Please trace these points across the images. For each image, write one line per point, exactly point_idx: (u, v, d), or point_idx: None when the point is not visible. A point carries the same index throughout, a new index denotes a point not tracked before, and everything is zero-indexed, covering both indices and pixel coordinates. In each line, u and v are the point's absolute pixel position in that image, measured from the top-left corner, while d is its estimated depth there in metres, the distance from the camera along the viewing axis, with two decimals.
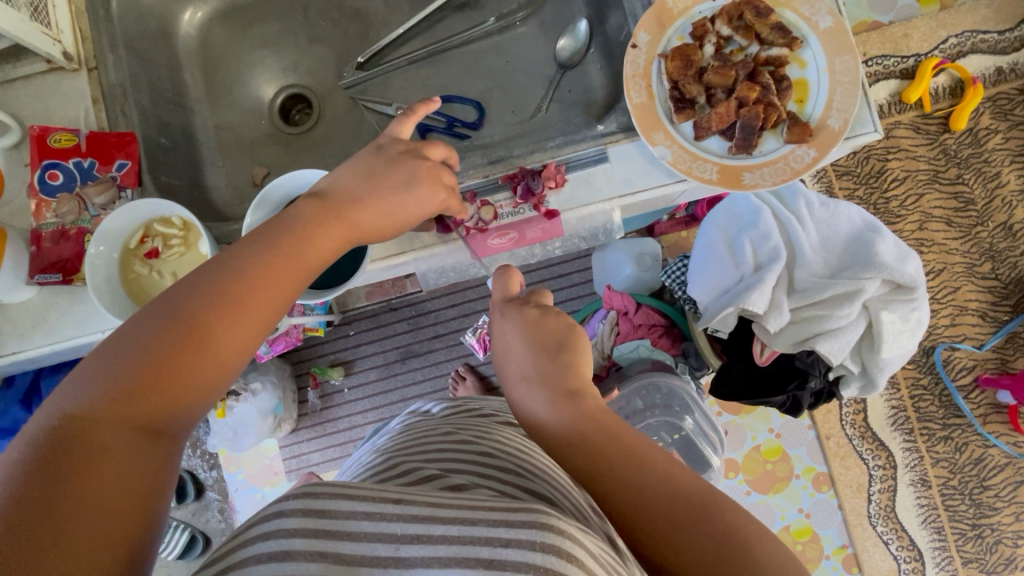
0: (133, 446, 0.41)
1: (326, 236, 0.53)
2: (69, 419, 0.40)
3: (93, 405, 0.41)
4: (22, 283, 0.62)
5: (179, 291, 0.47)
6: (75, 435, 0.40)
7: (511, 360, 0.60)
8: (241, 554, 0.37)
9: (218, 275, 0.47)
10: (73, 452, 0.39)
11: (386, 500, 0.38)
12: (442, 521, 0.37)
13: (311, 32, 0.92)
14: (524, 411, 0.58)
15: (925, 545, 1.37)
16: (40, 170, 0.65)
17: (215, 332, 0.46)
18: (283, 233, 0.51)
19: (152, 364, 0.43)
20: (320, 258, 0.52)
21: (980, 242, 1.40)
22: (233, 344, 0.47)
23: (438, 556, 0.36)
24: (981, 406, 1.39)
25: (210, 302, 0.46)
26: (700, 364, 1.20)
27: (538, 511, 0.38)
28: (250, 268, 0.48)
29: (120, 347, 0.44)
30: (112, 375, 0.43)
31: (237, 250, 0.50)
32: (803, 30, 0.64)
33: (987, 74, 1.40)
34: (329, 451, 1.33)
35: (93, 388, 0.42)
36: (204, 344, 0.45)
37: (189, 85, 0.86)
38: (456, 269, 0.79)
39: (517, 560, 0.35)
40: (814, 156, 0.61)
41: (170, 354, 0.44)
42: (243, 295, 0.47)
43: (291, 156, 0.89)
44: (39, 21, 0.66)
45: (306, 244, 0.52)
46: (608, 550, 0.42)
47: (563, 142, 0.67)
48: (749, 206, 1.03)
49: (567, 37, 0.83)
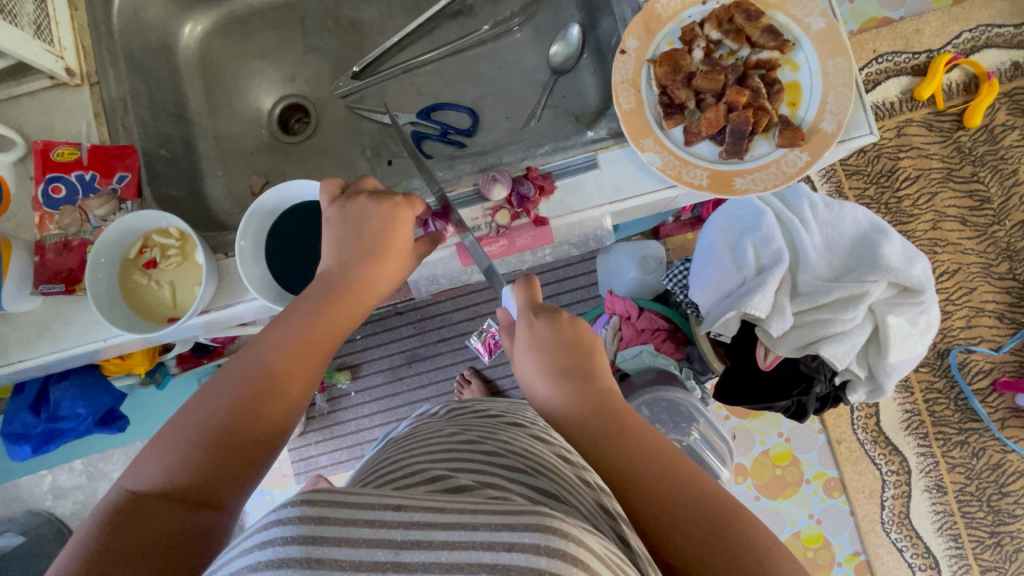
0: (180, 515, 0.45)
1: (337, 308, 0.57)
2: (133, 494, 0.46)
3: (153, 481, 0.47)
4: (27, 294, 0.64)
5: (228, 371, 0.53)
6: (137, 507, 0.45)
7: (539, 367, 0.59)
8: (236, 566, 0.33)
9: (250, 362, 0.53)
10: (139, 517, 0.44)
11: (386, 506, 0.34)
12: (443, 527, 0.33)
13: (308, 42, 0.94)
14: (551, 411, 0.59)
15: (941, 553, 1.33)
16: (44, 184, 0.67)
17: (262, 405, 0.51)
18: (314, 305, 0.56)
19: (205, 433, 0.49)
20: (329, 336, 0.56)
21: (997, 242, 1.36)
22: (278, 418, 0.52)
23: (440, 562, 0.31)
24: (998, 410, 1.35)
25: (253, 382, 0.52)
26: (705, 368, 1.19)
27: (541, 513, 0.33)
28: (285, 350, 0.54)
29: (180, 421, 0.50)
30: (171, 453, 0.48)
31: (264, 333, 0.55)
32: (794, 32, 0.63)
33: (1002, 69, 1.36)
34: (336, 454, 1.35)
35: (156, 459, 0.48)
36: (250, 423, 0.50)
37: (190, 97, 0.88)
38: (447, 275, 0.81)
39: (520, 565, 0.31)
40: (807, 160, 0.60)
41: (218, 433, 0.49)
42: (278, 376, 0.53)
43: (288, 164, 0.91)
44: (42, 38, 0.68)
45: (330, 323, 0.57)
46: (614, 551, 0.38)
47: (552, 149, 0.68)
48: (752, 208, 1.01)
49: (559, 43, 0.84)
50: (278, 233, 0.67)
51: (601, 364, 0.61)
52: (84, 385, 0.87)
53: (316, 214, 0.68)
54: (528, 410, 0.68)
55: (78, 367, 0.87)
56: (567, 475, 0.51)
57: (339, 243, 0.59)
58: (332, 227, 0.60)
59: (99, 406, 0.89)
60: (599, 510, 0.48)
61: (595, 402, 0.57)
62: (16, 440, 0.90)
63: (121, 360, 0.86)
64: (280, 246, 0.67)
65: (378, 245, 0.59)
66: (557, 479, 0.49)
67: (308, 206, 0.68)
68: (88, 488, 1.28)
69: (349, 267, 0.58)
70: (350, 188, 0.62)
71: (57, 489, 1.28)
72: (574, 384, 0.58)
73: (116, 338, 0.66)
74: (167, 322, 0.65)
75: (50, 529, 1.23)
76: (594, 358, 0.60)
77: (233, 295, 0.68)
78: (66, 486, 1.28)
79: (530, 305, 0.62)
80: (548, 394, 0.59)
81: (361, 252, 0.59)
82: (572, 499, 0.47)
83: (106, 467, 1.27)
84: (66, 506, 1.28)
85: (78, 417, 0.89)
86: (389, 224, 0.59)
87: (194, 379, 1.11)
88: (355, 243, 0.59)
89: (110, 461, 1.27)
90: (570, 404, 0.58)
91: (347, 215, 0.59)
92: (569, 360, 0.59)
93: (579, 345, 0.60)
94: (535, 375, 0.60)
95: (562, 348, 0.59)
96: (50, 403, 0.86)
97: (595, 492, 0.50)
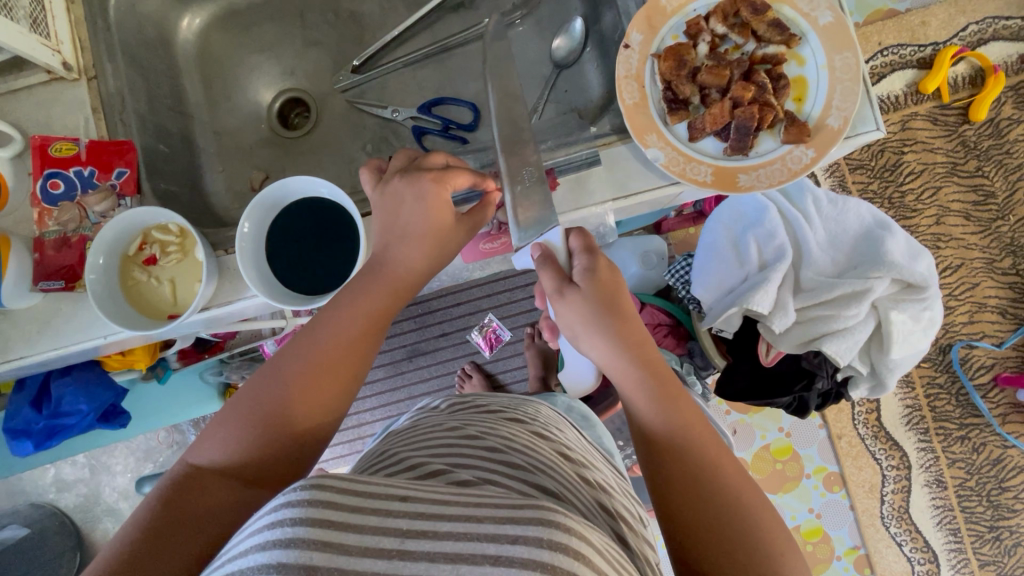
0: (236, 492, 0.49)
1: (377, 289, 0.57)
2: (192, 469, 0.50)
3: (210, 457, 0.50)
4: (27, 291, 0.64)
5: (289, 351, 0.54)
6: (196, 479, 0.49)
7: (593, 316, 0.59)
8: (243, 548, 0.32)
9: (308, 343, 0.54)
10: (206, 486, 0.48)
11: (392, 496, 0.34)
12: (450, 518, 0.33)
13: (307, 36, 0.93)
14: (602, 358, 0.59)
15: (940, 547, 1.34)
16: (42, 180, 0.67)
17: (322, 387, 0.53)
18: (359, 289, 0.57)
19: (265, 410, 0.51)
20: (379, 319, 0.57)
21: (1000, 237, 1.36)
22: (330, 397, 0.53)
23: (445, 551, 0.31)
24: (1000, 405, 1.35)
25: (314, 364, 0.53)
26: (705, 361, 1.19)
27: (547, 506, 0.33)
28: (344, 329, 0.55)
29: (243, 400, 0.52)
30: (229, 430, 0.51)
31: (320, 316, 0.56)
32: (801, 26, 0.62)
33: (1009, 62, 1.34)
34: (339, 448, 1.36)
35: (217, 437, 0.51)
36: (302, 405, 0.52)
37: (188, 91, 0.87)
38: (449, 273, 0.81)
39: (524, 557, 0.30)
40: (812, 156, 0.60)
41: (270, 415, 0.51)
42: (332, 359, 0.54)
43: (288, 159, 0.91)
44: (39, 33, 0.67)
45: (383, 302, 0.57)
46: (613, 547, 0.37)
47: (555, 145, 0.67)
48: (755, 203, 1.00)
49: (562, 37, 0.84)
50: (278, 231, 0.67)
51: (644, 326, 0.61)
52: (85, 381, 0.87)
53: (314, 208, 0.67)
54: (529, 407, 0.68)
55: (80, 363, 0.87)
56: (569, 473, 0.52)
57: (385, 223, 0.59)
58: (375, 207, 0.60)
59: (100, 402, 0.88)
60: (597, 509, 0.49)
61: (644, 357, 0.58)
62: (17, 436, 0.90)
63: (123, 356, 0.86)
64: (281, 245, 0.66)
65: (422, 224, 0.57)
66: (556, 476, 0.49)
67: (309, 201, 0.67)
68: (91, 481, 1.29)
69: (392, 245, 0.58)
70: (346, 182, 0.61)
71: (60, 481, 1.28)
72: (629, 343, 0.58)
73: (117, 335, 0.65)
74: (168, 319, 0.65)
75: (53, 521, 1.25)
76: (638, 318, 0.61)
77: (233, 292, 0.68)
78: (69, 479, 1.29)
79: (587, 250, 0.61)
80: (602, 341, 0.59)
81: (399, 237, 0.58)
82: (571, 497, 0.47)
83: (109, 459, 1.29)
84: (69, 498, 1.29)
85: (80, 413, 0.88)
86: (424, 198, 0.57)
87: (193, 373, 1.13)
88: (396, 224, 0.58)
89: (114, 453, 1.28)
90: (619, 352, 0.58)
91: (390, 199, 0.59)
92: (622, 313, 0.59)
93: (629, 303, 0.61)
94: (584, 323, 0.59)
95: (613, 301, 0.60)
96: (52, 399, 0.86)
97: (592, 492, 0.51)
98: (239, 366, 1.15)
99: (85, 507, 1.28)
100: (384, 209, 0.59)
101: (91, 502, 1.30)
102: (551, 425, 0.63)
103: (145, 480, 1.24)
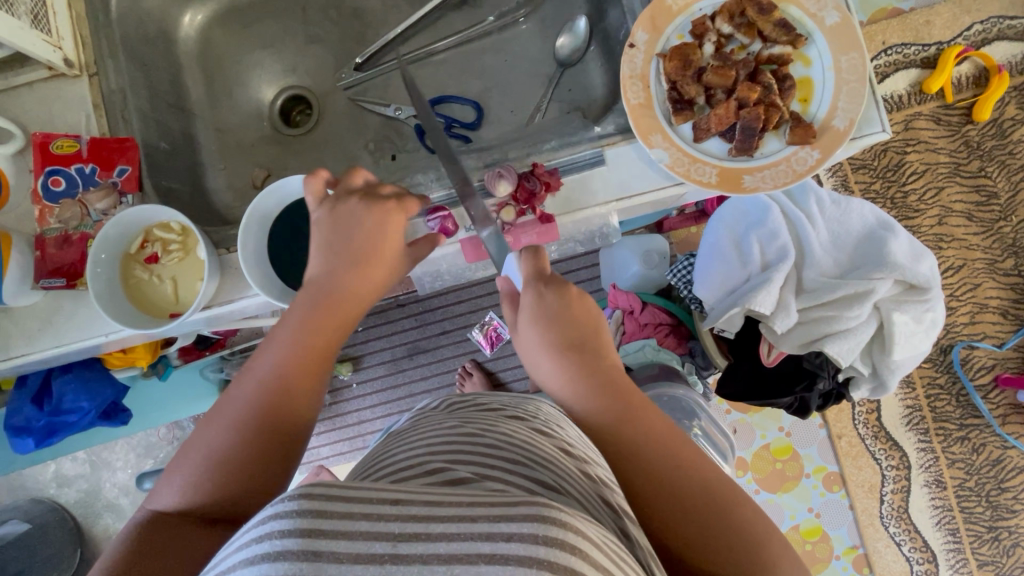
0: (198, 534, 0.49)
1: (324, 320, 0.56)
2: (156, 513, 0.50)
3: (172, 500, 0.50)
4: (29, 289, 0.64)
5: (242, 386, 0.54)
6: (158, 524, 0.49)
7: (545, 344, 0.56)
8: (235, 559, 0.32)
9: (255, 377, 0.54)
10: (170, 531, 0.48)
11: (384, 499, 0.33)
12: (442, 519, 0.32)
13: (310, 33, 0.93)
14: (558, 388, 0.56)
15: (939, 547, 1.34)
16: (43, 177, 0.66)
17: (279, 419, 0.52)
18: (300, 316, 0.56)
19: (220, 451, 0.51)
20: (325, 345, 0.56)
21: (1003, 237, 1.35)
22: (288, 430, 0.53)
23: (438, 553, 0.31)
24: (1000, 406, 1.35)
25: (262, 398, 0.52)
26: (707, 362, 1.18)
27: (542, 502, 0.33)
28: (286, 360, 0.54)
29: (199, 442, 0.52)
30: (187, 472, 0.51)
31: (262, 350, 0.55)
32: (807, 26, 0.62)
33: (1013, 62, 1.34)
34: (339, 445, 1.36)
35: (175, 479, 0.51)
36: (261, 439, 0.51)
37: (190, 88, 0.87)
38: (451, 272, 0.81)
39: (519, 555, 0.30)
40: (818, 158, 0.59)
41: (224, 455, 0.50)
42: (282, 391, 0.53)
43: (290, 157, 0.90)
44: (40, 28, 0.67)
45: (326, 327, 0.56)
46: (612, 540, 0.37)
47: (558, 145, 0.67)
48: (758, 203, 1.00)
49: (566, 35, 0.83)
50: (280, 230, 0.66)
51: (607, 346, 0.58)
52: (87, 378, 0.87)
53: None
54: (530, 403, 0.68)
55: (81, 360, 0.87)
56: (569, 468, 0.51)
57: (329, 243, 0.58)
58: (322, 227, 0.59)
59: (101, 399, 0.88)
60: (598, 503, 0.48)
61: (603, 383, 0.55)
62: (19, 433, 0.90)
63: (124, 354, 0.86)
64: (283, 244, 0.66)
65: (374, 250, 0.58)
66: (556, 471, 0.49)
67: (308, 202, 0.67)
68: (91, 476, 1.29)
69: (341, 269, 0.57)
70: (348, 187, 0.60)
71: (61, 477, 1.28)
72: (582, 363, 0.56)
73: (118, 333, 0.65)
74: (169, 317, 0.65)
75: (54, 517, 1.25)
76: (598, 339, 0.57)
77: (235, 290, 0.68)
78: (70, 474, 1.29)
79: (537, 277, 0.57)
80: (551, 367, 0.56)
81: (344, 265, 0.57)
82: (570, 490, 0.47)
83: (110, 455, 1.29)
84: (70, 494, 1.29)
85: (81, 410, 0.88)
86: (385, 226, 0.59)
87: (194, 368, 1.12)
88: (345, 247, 0.58)
89: (115, 449, 1.29)
90: (574, 382, 0.55)
91: (339, 223, 0.58)
92: (579, 335, 0.56)
93: (588, 323, 0.57)
94: (536, 355, 0.57)
95: (568, 324, 0.56)
96: (53, 396, 0.86)
97: (594, 486, 0.50)
98: (239, 363, 1.15)
99: (86, 503, 1.28)
100: (325, 233, 0.59)
101: (91, 498, 1.30)
102: (552, 421, 0.62)
103: (145, 475, 1.24)
